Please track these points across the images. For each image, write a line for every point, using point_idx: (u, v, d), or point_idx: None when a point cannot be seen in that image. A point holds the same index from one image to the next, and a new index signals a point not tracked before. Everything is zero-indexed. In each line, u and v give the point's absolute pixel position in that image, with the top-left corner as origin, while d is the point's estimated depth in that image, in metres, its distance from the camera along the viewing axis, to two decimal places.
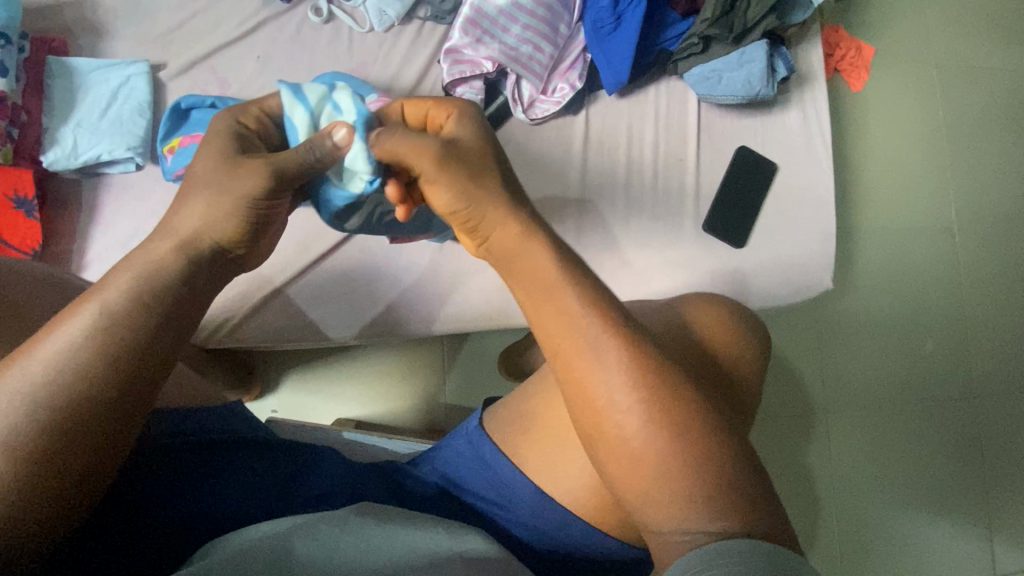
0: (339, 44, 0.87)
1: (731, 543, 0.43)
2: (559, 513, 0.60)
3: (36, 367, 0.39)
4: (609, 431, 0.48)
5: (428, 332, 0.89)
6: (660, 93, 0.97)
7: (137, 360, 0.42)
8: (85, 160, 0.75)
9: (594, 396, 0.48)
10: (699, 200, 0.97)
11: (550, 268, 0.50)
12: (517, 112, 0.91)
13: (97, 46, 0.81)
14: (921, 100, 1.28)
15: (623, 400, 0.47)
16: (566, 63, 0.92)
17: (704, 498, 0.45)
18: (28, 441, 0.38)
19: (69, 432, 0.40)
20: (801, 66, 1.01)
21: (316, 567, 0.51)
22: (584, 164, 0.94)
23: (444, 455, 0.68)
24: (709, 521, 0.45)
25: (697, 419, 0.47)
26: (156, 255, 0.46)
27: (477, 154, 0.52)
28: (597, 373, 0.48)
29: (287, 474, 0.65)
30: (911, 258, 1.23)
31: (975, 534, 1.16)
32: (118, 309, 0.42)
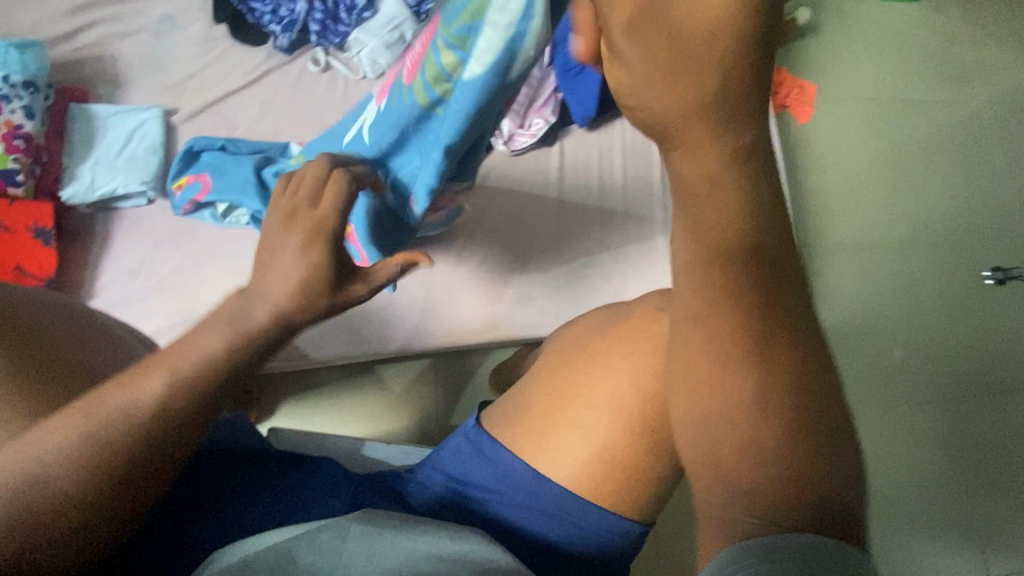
0: (336, 90, 0.96)
1: (783, 538, 0.38)
2: (562, 499, 0.63)
3: (107, 418, 0.46)
4: (701, 384, 0.42)
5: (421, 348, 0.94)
6: (624, 127, 1.08)
7: (187, 423, 0.48)
8: (101, 194, 0.82)
9: (698, 346, 0.42)
10: (667, 218, 1.05)
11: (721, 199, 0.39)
12: (497, 144, 1.01)
13: (115, 95, 0.90)
14: (864, 130, 1.42)
15: (729, 365, 0.41)
16: (540, 102, 1.00)
17: (774, 491, 0.40)
18: (85, 487, 0.46)
19: (119, 485, 0.46)
20: None
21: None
22: (560, 189, 1.03)
23: (443, 457, 0.70)
24: (759, 512, 0.40)
25: (798, 399, 0.41)
26: (221, 330, 0.49)
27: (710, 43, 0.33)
28: (716, 330, 0.41)
29: (286, 483, 0.66)
30: (869, 272, 1.33)
31: (966, 538, 1.17)
32: (189, 381, 0.48)
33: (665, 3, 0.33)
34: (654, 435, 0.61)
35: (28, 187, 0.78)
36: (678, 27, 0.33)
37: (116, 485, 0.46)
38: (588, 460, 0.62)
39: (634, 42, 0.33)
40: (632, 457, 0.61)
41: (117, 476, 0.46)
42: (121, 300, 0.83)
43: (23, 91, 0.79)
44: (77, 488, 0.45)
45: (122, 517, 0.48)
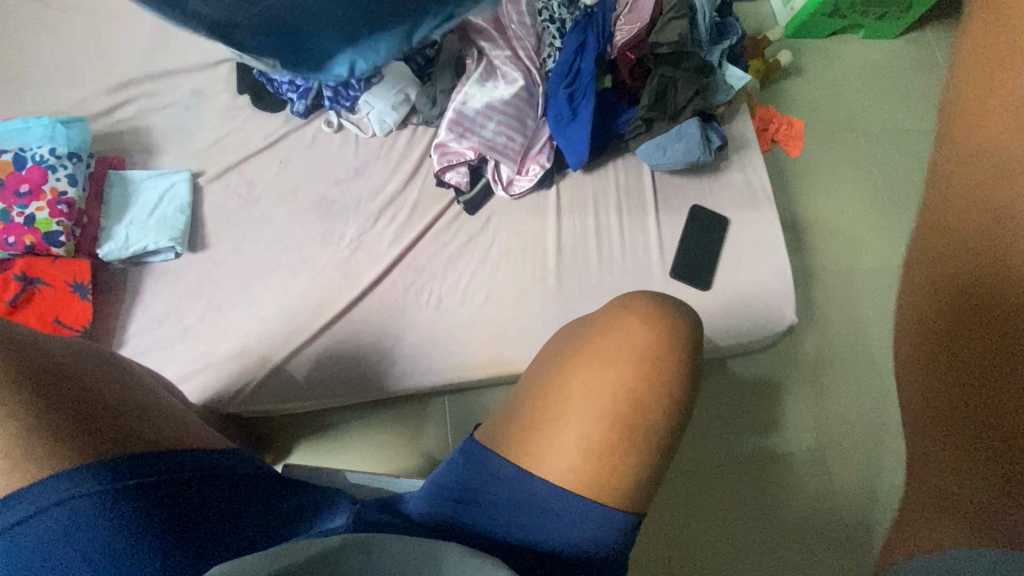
0: (347, 149, 1.05)
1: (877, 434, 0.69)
2: (574, 507, 0.61)
3: None
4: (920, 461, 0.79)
5: (430, 385, 0.97)
6: (617, 168, 1.14)
7: (26, 377, 0.57)
8: (133, 249, 0.89)
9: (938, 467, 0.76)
10: (663, 252, 1.10)
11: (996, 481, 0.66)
12: (498, 189, 1.07)
13: (148, 161, 0.99)
14: (863, 158, 1.43)
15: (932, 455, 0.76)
16: (536, 149, 1.07)
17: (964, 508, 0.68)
18: (23, 447, 0.54)
19: (35, 434, 0.54)
20: (737, 138, 1.20)
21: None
22: (557, 229, 1.08)
23: (438, 471, 0.67)
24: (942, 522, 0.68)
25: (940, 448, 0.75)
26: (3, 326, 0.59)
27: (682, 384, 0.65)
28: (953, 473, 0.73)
29: (293, 506, 0.62)
30: (885, 298, 1.29)
31: None
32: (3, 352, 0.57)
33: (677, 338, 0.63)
34: (653, 461, 0.64)
35: (69, 246, 0.86)
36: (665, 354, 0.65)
37: (46, 433, 0.55)
38: (600, 468, 0.62)
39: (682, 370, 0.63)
40: (646, 489, 0.63)
41: (31, 430, 0.54)
42: (149, 347, 0.89)
43: (68, 161, 0.88)
44: (18, 450, 0.54)
45: (81, 445, 0.55)
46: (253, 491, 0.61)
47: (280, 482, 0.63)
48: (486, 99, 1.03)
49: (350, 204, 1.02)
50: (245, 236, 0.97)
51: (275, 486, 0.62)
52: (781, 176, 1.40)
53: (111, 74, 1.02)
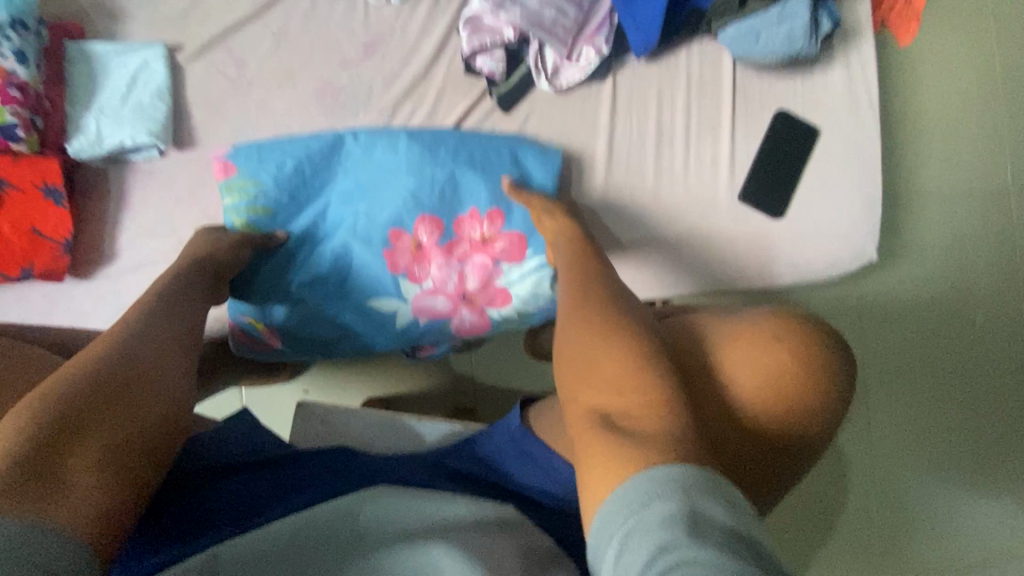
0: (355, 18, 0.85)
1: (678, 466, 0.41)
2: None
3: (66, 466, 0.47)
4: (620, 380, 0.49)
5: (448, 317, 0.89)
6: (691, 55, 0.92)
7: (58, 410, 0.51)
8: (109, 147, 0.76)
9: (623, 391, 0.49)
10: (735, 169, 0.92)
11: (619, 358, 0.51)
12: (540, 81, 0.87)
13: (114, 28, 0.81)
14: (969, 55, 1.21)
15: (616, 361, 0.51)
16: (592, 28, 0.86)
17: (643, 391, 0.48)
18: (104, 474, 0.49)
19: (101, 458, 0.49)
20: (847, 21, 0.94)
21: (369, 536, 0.51)
22: (611, 135, 0.90)
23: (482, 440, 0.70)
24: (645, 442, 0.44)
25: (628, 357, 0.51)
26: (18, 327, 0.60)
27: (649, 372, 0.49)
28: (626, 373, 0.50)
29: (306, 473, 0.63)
30: (957, 230, 1.18)
31: None
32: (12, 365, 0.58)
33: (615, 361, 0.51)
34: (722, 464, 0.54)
35: (31, 141, 0.72)
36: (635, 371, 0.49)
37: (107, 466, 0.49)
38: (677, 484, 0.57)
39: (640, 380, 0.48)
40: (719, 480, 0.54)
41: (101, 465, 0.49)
42: (142, 262, 0.79)
43: (11, 29, 0.70)
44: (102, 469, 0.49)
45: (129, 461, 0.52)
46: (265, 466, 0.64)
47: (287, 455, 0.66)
48: None
49: (360, 92, 0.84)
50: (240, 132, 0.82)
51: (296, 457, 0.66)
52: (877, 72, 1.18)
53: None
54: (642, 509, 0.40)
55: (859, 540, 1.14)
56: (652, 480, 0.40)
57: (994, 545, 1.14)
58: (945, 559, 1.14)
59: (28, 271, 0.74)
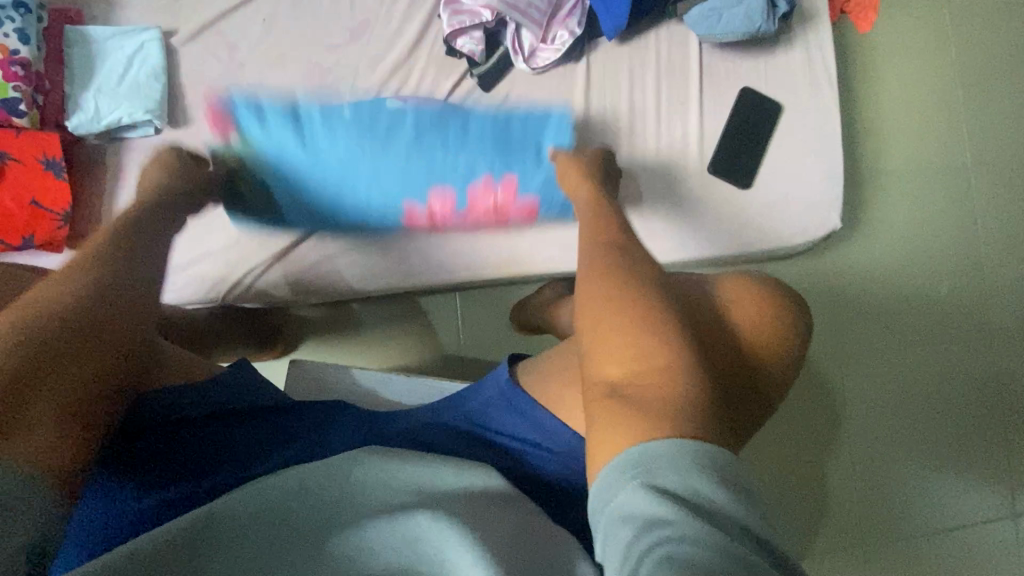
0: (341, 4, 0.90)
1: (664, 445, 0.44)
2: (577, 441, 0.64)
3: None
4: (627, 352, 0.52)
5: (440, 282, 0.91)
6: (660, 37, 0.98)
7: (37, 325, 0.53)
8: (107, 122, 0.79)
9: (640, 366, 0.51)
10: (703, 144, 0.98)
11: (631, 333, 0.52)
12: (518, 61, 0.92)
13: (111, 14, 0.85)
14: (924, 42, 1.28)
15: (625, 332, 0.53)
16: (565, 11, 0.91)
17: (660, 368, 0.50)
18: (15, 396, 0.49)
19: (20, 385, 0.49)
20: (804, 4, 1.01)
21: (353, 502, 0.52)
22: (586, 112, 0.95)
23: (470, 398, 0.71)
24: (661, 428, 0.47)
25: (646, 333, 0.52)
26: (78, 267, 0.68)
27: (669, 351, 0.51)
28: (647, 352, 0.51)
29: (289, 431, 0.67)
30: (921, 204, 1.24)
31: (997, 482, 1.19)
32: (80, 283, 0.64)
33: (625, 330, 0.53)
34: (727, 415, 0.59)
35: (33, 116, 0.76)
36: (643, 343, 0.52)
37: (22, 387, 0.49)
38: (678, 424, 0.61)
39: (650, 350, 0.51)
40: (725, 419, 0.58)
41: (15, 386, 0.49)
42: None
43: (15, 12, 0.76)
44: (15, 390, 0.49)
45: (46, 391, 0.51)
46: (250, 422, 0.67)
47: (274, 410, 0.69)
48: None
49: (348, 73, 0.89)
50: (232, 111, 0.86)
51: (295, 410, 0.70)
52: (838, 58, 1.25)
53: None
54: (641, 478, 0.43)
55: (840, 506, 1.17)
56: (658, 452, 0.44)
57: (969, 507, 1.18)
58: (923, 521, 1.17)
59: (27, 240, 0.77)
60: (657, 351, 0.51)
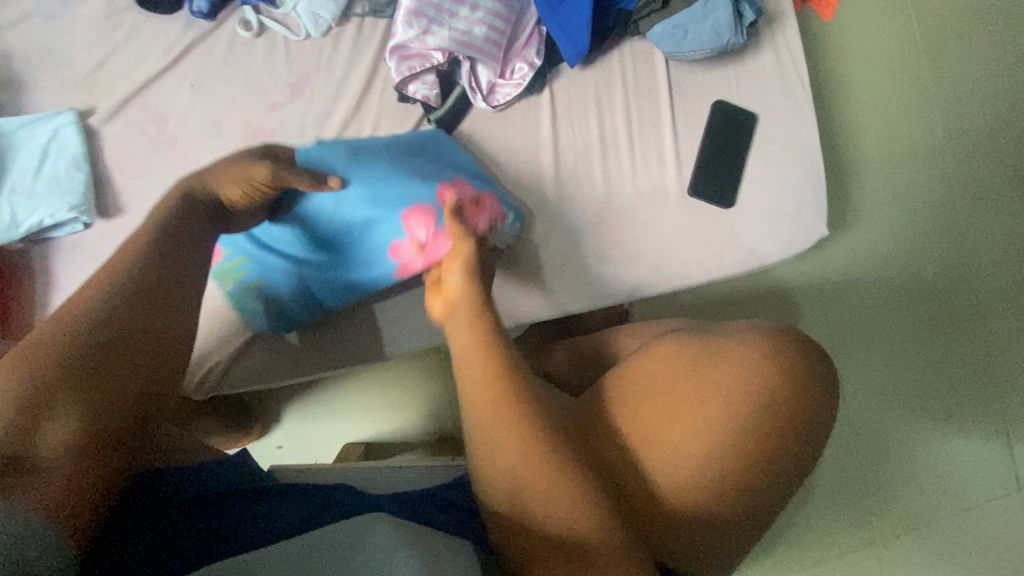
0: (277, 58, 0.82)
1: None
2: None
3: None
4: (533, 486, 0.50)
5: (407, 347, 0.84)
6: (624, 57, 0.93)
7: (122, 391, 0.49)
8: (27, 227, 0.71)
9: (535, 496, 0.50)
10: (680, 164, 0.92)
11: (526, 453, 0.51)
12: (477, 101, 0.86)
13: (17, 100, 0.77)
14: (891, 22, 1.25)
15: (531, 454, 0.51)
16: (522, 41, 0.86)
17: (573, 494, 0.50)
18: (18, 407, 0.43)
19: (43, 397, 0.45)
20: (769, 6, 0.96)
21: None
22: (555, 148, 0.89)
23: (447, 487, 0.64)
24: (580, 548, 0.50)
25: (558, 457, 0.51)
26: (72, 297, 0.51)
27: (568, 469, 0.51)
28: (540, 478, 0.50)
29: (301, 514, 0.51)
30: (901, 191, 1.22)
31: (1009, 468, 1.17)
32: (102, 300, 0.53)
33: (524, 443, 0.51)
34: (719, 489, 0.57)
35: None
36: (540, 470, 0.50)
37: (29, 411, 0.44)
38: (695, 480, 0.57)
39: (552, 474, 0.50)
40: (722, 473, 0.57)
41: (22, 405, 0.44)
42: None
43: None
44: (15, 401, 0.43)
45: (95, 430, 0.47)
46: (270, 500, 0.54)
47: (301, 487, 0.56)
48: None
49: (292, 134, 0.81)
50: (165, 192, 0.77)
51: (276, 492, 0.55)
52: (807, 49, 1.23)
53: None
54: None
55: (854, 510, 1.13)
56: None
57: (987, 500, 1.14)
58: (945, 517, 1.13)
59: None
60: (563, 477, 0.50)
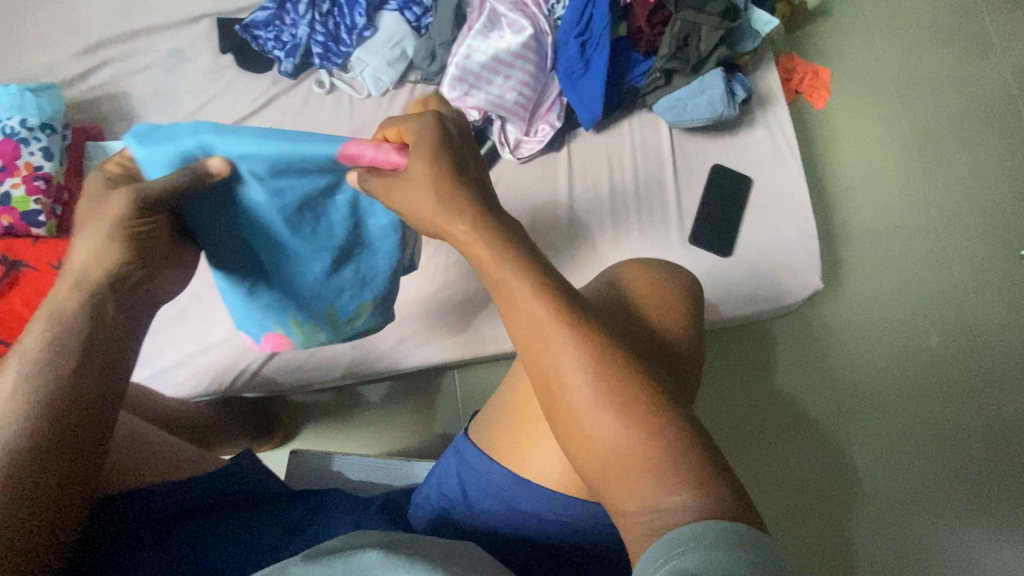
0: (342, 110, 0.99)
1: (705, 525, 0.39)
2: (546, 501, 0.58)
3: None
4: (575, 421, 0.46)
5: (425, 361, 0.92)
6: (633, 125, 1.07)
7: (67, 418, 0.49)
8: None
9: (584, 436, 0.45)
10: (681, 218, 1.03)
11: (582, 394, 0.45)
12: (504, 153, 1.00)
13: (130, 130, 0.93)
14: (880, 114, 1.40)
15: (572, 374, 0.46)
16: (545, 107, 1.01)
17: (632, 427, 0.44)
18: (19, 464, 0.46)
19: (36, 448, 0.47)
20: (762, 89, 1.12)
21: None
22: (570, 195, 1.02)
23: (440, 472, 0.67)
24: (670, 495, 0.42)
25: (612, 391, 0.45)
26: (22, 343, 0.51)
27: (631, 398, 0.44)
28: (571, 399, 0.46)
29: (291, 522, 0.64)
30: (897, 259, 1.30)
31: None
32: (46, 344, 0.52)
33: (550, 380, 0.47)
34: None
35: (51, 225, 0.82)
36: (582, 411, 0.45)
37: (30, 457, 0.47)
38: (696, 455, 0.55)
39: (602, 407, 0.45)
40: None
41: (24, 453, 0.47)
42: (145, 331, 0.90)
43: (41, 132, 0.83)
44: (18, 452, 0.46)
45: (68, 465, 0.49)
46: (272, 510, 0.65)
47: (285, 498, 0.67)
48: (491, 51, 0.97)
49: None
50: None
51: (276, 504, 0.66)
52: (802, 132, 1.38)
53: (84, 37, 0.96)
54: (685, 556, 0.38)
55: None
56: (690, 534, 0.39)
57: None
58: None
59: None
60: (611, 418, 0.44)
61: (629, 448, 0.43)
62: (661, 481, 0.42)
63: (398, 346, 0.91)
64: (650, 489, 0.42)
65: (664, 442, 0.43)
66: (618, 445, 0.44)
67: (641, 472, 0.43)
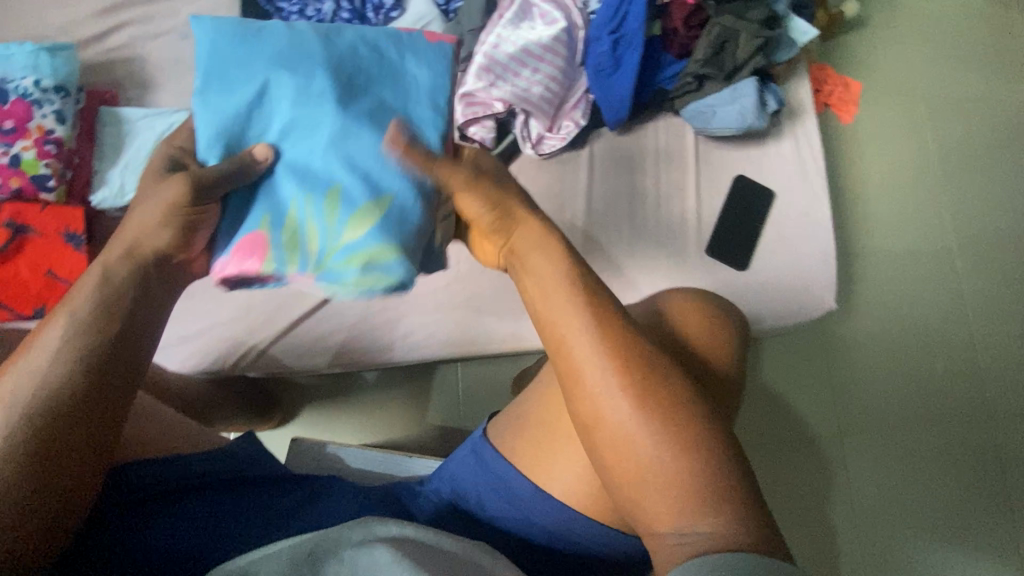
0: None
1: (730, 555, 0.42)
2: (562, 514, 0.58)
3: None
4: (606, 429, 0.49)
5: (432, 353, 0.91)
6: (658, 127, 1.05)
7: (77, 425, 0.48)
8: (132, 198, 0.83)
9: (613, 439, 0.48)
10: (701, 225, 1.02)
11: (615, 404, 0.48)
12: (525, 148, 0.98)
13: (143, 97, 0.91)
14: (907, 133, 1.37)
15: (609, 388, 0.49)
16: (570, 104, 0.99)
17: (666, 448, 0.47)
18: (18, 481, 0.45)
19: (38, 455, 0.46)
20: (792, 100, 1.09)
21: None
22: (589, 195, 1.00)
23: (448, 469, 0.67)
24: (699, 520, 0.45)
25: (655, 404, 0.48)
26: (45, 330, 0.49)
27: (673, 412, 0.48)
28: (607, 410, 0.48)
29: (294, 503, 0.64)
30: (911, 283, 1.28)
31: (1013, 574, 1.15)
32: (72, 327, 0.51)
33: (584, 383, 0.50)
34: None
35: (60, 192, 0.82)
36: (616, 420, 0.48)
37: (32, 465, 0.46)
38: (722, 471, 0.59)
39: (636, 412, 0.48)
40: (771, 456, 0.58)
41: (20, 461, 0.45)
42: None
43: (55, 95, 0.81)
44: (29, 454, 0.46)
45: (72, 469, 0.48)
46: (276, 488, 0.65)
47: (288, 482, 0.66)
48: (521, 42, 0.94)
49: None
50: None
51: (276, 483, 0.65)
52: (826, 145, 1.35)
53: None
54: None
55: None
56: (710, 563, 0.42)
57: None
58: None
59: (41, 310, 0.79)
60: (644, 434, 0.47)
61: (664, 463, 0.46)
62: (691, 493, 0.46)
63: (403, 338, 0.90)
64: (671, 506, 0.46)
65: (696, 462, 0.46)
66: (650, 459, 0.47)
67: (671, 485, 0.46)
